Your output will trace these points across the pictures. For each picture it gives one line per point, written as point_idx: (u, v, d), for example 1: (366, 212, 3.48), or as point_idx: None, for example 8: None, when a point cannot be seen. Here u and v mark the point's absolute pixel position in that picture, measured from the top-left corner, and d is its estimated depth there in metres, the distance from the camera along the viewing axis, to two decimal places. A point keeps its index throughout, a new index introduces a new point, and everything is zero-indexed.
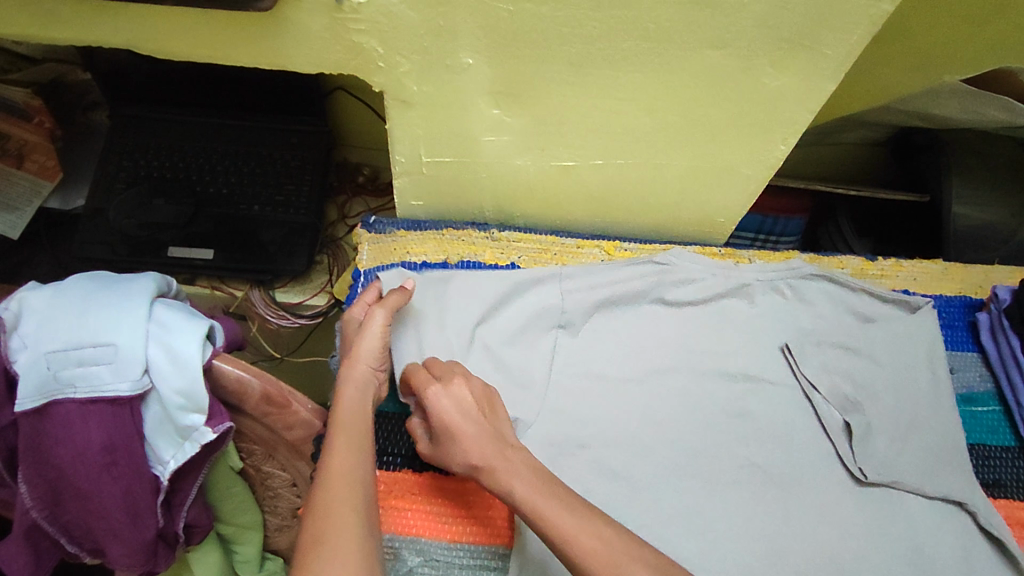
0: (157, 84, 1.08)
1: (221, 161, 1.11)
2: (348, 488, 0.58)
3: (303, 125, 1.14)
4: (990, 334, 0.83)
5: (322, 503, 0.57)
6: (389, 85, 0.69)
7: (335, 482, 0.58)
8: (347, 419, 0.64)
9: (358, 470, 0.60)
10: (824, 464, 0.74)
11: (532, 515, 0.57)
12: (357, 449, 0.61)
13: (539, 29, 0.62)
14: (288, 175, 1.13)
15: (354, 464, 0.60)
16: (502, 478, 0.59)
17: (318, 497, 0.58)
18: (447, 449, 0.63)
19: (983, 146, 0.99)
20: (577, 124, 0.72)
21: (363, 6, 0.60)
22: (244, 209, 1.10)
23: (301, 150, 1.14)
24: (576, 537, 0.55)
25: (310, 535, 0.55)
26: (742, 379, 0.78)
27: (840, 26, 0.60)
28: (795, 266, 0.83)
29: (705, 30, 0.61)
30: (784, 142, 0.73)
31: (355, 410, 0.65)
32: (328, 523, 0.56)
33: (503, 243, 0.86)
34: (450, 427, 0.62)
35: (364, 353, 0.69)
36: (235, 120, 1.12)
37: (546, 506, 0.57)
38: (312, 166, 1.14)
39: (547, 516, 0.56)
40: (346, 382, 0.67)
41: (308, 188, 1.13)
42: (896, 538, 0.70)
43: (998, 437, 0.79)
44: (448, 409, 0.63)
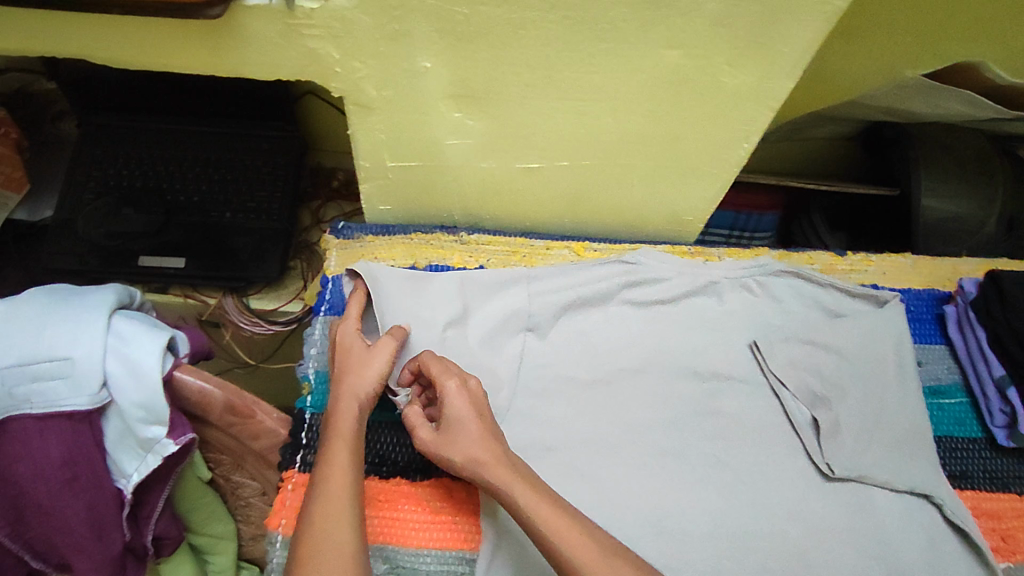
0: (125, 91, 1.07)
1: (192, 168, 1.10)
2: (341, 505, 0.58)
3: (274, 130, 1.13)
4: (958, 327, 0.83)
5: (316, 521, 0.57)
6: (348, 90, 0.68)
7: (330, 500, 0.59)
8: (343, 432, 0.63)
9: (352, 487, 0.60)
10: (792, 461, 0.74)
11: (526, 522, 0.57)
12: (352, 464, 0.62)
13: (494, 32, 0.61)
14: (260, 181, 1.12)
15: (349, 480, 0.60)
16: (503, 483, 0.59)
17: (311, 516, 0.58)
18: (449, 442, 0.62)
19: (949, 139, 1.00)
20: (539, 125, 0.72)
21: (316, 11, 0.59)
22: (216, 216, 1.09)
23: (272, 155, 1.13)
24: (568, 547, 0.55)
25: (305, 552, 0.56)
26: (711, 378, 0.78)
27: (795, 23, 0.59)
28: (763, 262, 0.84)
29: (660, 31, 0.60)
30: (748, 140, 0.73)
31: (354, 419, 0.64)
32: (323, 542, 0.56)
33: (472, 246, 0.86)
34: (461, 419, 0.62)
35: (368, 367, 0.67)
36: (207, 126, 1.12)
37: (542, 512, 0.57)
38: (284, 171, 1.13)
39: (543, 524, 0.56)
40: (343, 394, 0.66)
41: (280, 193, 1.12)
42: (862, 533, 0.71)
43: (966, 428, 0.79)
44: (461, 403, 0.63)
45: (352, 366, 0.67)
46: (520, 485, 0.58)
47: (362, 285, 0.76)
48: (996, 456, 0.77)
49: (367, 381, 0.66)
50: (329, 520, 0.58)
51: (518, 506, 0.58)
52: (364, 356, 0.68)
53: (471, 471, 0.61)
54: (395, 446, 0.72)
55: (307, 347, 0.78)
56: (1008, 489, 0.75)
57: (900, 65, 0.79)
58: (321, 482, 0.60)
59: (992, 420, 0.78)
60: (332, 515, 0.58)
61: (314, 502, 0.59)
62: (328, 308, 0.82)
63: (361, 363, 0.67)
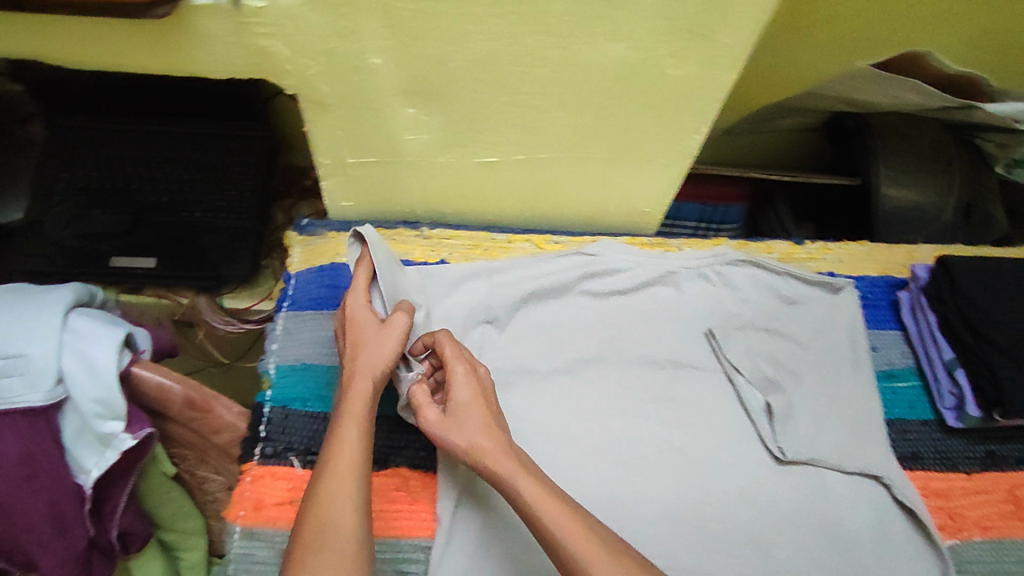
0: (89, 92, 1.06)
1: (161, 169, 1.09)
2: (349, 484, 0.57)
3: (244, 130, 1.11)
4: (912, 313, 0.85)
5: (321, 501, 0.56)
6: (301, 87, 0.69)
7: (337, 480, 0.58)
8: (354, 410, 0.62)
9: (361, 468, 0.59)
10: (746, 448, 0.76)
11: (527, 515, 0.57)
12: (360, 444, 0.61)
13: (440, 27, 0.62)
14: (229, 181, 1.11)
15: (356, 460, 0.59)
16: (507, 474, 0.58)
17: (316, 495, 0.57)
18: (455, 427, 0.61)
19: (909, 129, 1.00)
20: (492, 119, 0.72)
21: (263, 9, 0.60)
22: (185, 216, 1.09)
23: (242, 155, 1.11)
24: (568, 539, 0.55)
25: (307, 535, 0.55)
26: (667, 366, 0.80)
27: (735, 14, 0.60)
28: (720, 252, 0.85)
29: (604, 24, 0.61)
30: (699, 131, 0.74)
31: (365, 396, 0.63)
32: (327, 521, 0.55)
33: (434, 241, 0.87)
34: (468, 405, 0.63)
35: (382, 343, 0.65)
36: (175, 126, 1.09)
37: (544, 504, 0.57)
38: (253, 171, 1.12)
39: (545, 517, 0.56)
40: (357, 370, 0.64)
41: (250, 193, 1.11)
42: (813, 514, 0.73)
43: (918, 411, 0.81)
44: (468, 389, 0.64)
45: (363, 343, 0.65)
46: (525, 477, 0.58)
47: (366, 253, 0.71)
48: (946, 437, 0.79)
49: (380, 358, 0.64)
50: (334, 498, 0.57)
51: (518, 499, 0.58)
52: (377, 333, 0.65)
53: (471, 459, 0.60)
54: None
55: (269, 343, 0.79)
56: (957, 469, 0.77)
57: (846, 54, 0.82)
58: (328, 461, 0.59)
59: (942, 402, 0.79)
60: (337, 496, 0.57)
61: (321, 482, 0.58)
62: (290, 304, 0.82)
63: (374, 340, 0.65)
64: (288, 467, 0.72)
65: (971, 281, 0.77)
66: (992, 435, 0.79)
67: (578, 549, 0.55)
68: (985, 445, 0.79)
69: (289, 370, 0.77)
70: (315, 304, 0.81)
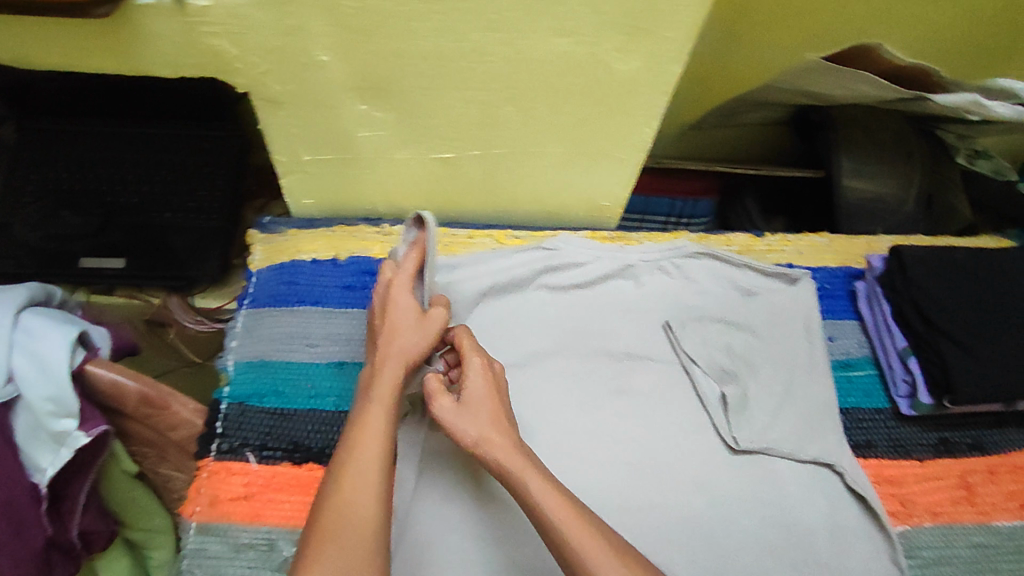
0: (56, 96, 1.05)
1: (134, 170, 1.07)
2: (371, 472, 0.57)
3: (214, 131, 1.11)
4: (868, 302, 0.86)
5: (341, 486, 0.57)
6: (253, 86, 0.69)
7: (358, 467, 0.58)
8: (383, 396, 0.62)
9: (384, 455, 0.59)
10: (701, 438, 0.76)
11: (536, 515, 0.57)
12: (385, 432, 0.61)
13: (383, 25, 0.62)
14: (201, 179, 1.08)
15: (380, 448, 0.59)
16: (517, 470, 0.59)
17: (337, 479, 0.57)
18: (466, 417, 0.62)
19: (871, 122, 1.00)
20: (444, 116, 0.73)
21: (207, 9, 0.60)
22: (156, 215, 1.06)
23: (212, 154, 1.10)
24: (576, 541, 0.55)
25: (326, 518, 0.55)
26: (624, 358, 0.80)
27: (674, 9, 0.61)
28: (678, 245, 0.86)
29: (546, 20, 0.62)
30: (649, 124, 0.75)
31: (393, 383, 0.63)
32: (346, 507, 0.55)
33: (395, 237, 0.87)
34: (480, 399, 0.63)
35: (416, 334, 0.66)
36: (144, 129, 1.09)
37: (553, 502, 0.57)
38: (225, 169, 1.10)
39: (553, 517, 0.56)
40: (389, 355, 0.65)
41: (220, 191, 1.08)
42: (767, 504, 0.73)
43: (873, 400, 0.81)
44: (482, 384, 0.64)
45: (397, 330, 0.66)
46: (535, 475, 0.58)
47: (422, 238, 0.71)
48: (900, 425, 0.80)
49: (411, 347, 0.65)
50: (354, 483, 0.57)
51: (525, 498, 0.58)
52: (415, 322, 0.67)
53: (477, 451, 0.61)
54: (310, 434, 0.74)
55: (228, 339, 0.80)
56: (910, 456, 0.78)
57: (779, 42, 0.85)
58: (350, 446, 0.59)
59: (896, 390, 0.80)
60: (359, 484, 0.57)
61: (342, 467, 0.58)
62: (251, 301, 0.83)
63: (410, 329, 0.66)
64: (243, 462, 0.72)
65: (921, 270, 0.79)
66: (944, 422, 0.80)
67: (584, 549, 0.55)
68: (938, 432, 0.80)
69: (247, 367, 0.78)
70: (273, 301, 0.82)
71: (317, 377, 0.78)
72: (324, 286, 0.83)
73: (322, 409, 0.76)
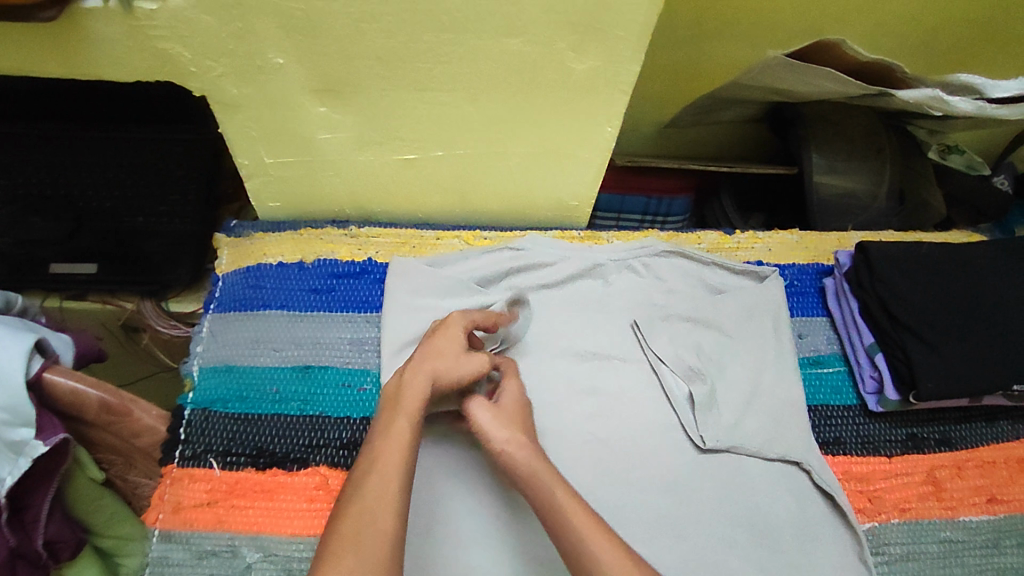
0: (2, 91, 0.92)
1: (98, 173, 0.95)
2: (393, 481, 0.55)
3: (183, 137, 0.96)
4: (836, 298, 0.86)
5: (366, 493, 0.54)
6: (208, 89, 0.68)
7: (381, 477, 0.56)
8: (410, 409, 0.61)
9: (405, 469, 0.57)
10: (669, 438, 0.76)
11: (561, 527, 0.56)
12: (411, 441, 0.59)
13: (335, 27, 0.62)
14: (173, 187, 0.98)
15: (405, 456, 0.58)
16: (545, 480, 0.60)
17: (357, 488, 0.55)
18: (502, 427, 0.64)
19: (842, 119, 1.00)
20: (403, 117, 0.72)
21: (156, 11, 0.60)
22: (128, 222, 0.99)
23: (183, 162, 0.97)
24: (598, 548, 0.54)
25: (346, 522, 0.52)
26: (592, 358, 0.80)
27: (624, 7, 0.61)
28: (647, 244, 0.86)
29: (498, 19, 0.62)
30: (610, 124, 0.75)
31: (420, 396, 0.63)
32: (368, 515, 0.53)
33: (362, 239, 0.87)
34: (512, 416, 0.66)
35: (457, 360, 0.67)
36: (111, 130, 0.95)
37: (574, 508, 0.57)
38: (199, 177, 0.99)
39: (575, 525, 0.56)
40: (423, 369, 0.65)
41: (195, 200, 1.00)
42: (735, 503, 0.73)
43: (842, 397, 0.81)
44: (514, 404, 0.68)
45: (439, 351, 0.67)
46: (561, 486, 0.60)
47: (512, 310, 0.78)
48: (869, 421, 0.80)
49: (453, 368, 0.66)
50: (377, 492, 0.54)
51: (551, 506, 0.58)
52: (455, 348, 0.68)
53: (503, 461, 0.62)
54: (274, 439, 0.74)
55: (194, 343, 0.79)
56: (879, 453, 0.78)
57: (723, 35, 0.92)
58: (374, 458, 0.57)
59: (864, 386, 0.80)
60: (384, 491, 0.54)
61: (364, 474, 0.56)
62: (216, 305, 0.82)
63: (450, 352, 0.67)
64: (206, 469, 0.72)
65: (886, 266, 0.80)
66: (913, 418, 0.80)
67: (604, 558, 0.54)
68: (906, 428, 0.80)
69: (212, 372, 0.78)
70: (239, 305, 0.81)
71: (282, 381, 0.77)
72: (290, 290, 0.83)
73: (287, 414, 0.75)
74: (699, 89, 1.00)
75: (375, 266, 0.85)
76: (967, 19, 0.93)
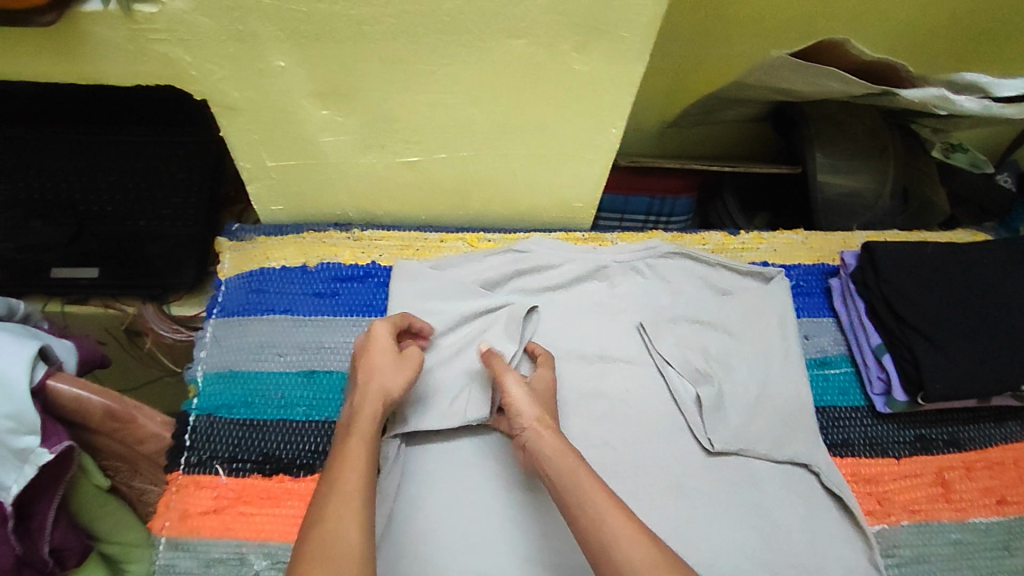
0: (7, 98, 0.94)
1: (102, 176, 0.96)
2: (351, 503, 0.55)
3: (185, 137, 0.99)
4: (842, 299, 0.86)
5: (323, 516, 0.53)
6: (210, 93, 0.68)
7: (341, 502, 0.55)
8: (364, 433, 0.61)
9: (367, 491, 0.57)
10: (676, 441, 0.76)
11: (585, 514, 0.55)
12: (366, 460, 0.59)
13: (337, 29, 0.61)
14: (174, 187, 0.97)
15: (360, 475, 0.57)
16: (570, 460, 0.60)
17: (319, 514, 0.54)
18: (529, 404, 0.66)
19: (844, 118, 0.99)
20: (407, 120, 0.72)
21: (156, 15, 0.59)
22: (131, 224, 0.95)
23: (186, 161, 0.98)
24: (613, 525, 0.54)
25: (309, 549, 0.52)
26: (597, 360, 0.80)
27: (630, 7, 0.61)
28: (652, 245, 0.86)
29: (502, 21, 0.61)
30: (614, 124, 0.74)
31: (371, 415, 0.63)
32: (332, 538, 0.52)
33: (365, 242, 0.86)
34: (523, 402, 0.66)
35: (395, 376, 0.67)
36: (118, 136, 0.97)
37: (585, 483, 0.57)
38: (200, 176, 0.98)
39: (589, 506, 0.56)
40: (371, 393, 0.65)
41: (197, 198, 0.98)
42: (743, 505, 0.72)
43: (849, 398, 0.81)
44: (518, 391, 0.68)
45: (377, 371, 0.67)
46: (578, 465, 0.59)
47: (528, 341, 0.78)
48: (877, 423, 0.79)
49: (391, 381, 0.66)
50: (338, 513, 0.54)
51: (569, 488, 0.58)
52: (391, 364, 0.68)
53: (528, 440, 0.64)
54: (280, 445, 0.73)
55: (199, 349, 0.79)
56: (887, 454, 0.78)
57: (727, 35, 0.91)
58: (333, 482, 0.56)
59: (871, 388, 0.80)
60: (342, 512, 0.54)
61: (322, 497, 0.56)
62: (220, 310, 0.82)
63: (389, 370, 0.67)
64: (212, 476, 0.71)
65: (893, 265, 0.79)
66: (921, 419, 0.80)
67: (620, 535, 0.53)
68: (914, 429, 0.79)
69: (216, 377, 0.77)
70: (243, 310, 0.81)
71: (287, 387, 0.77)
72: (294, 294, 0.82)
73: (292, 420, 0.75)
74: (698, 90, 1.00)
75: (379, 269, 0.85)
76: (972, 19, 0.92)
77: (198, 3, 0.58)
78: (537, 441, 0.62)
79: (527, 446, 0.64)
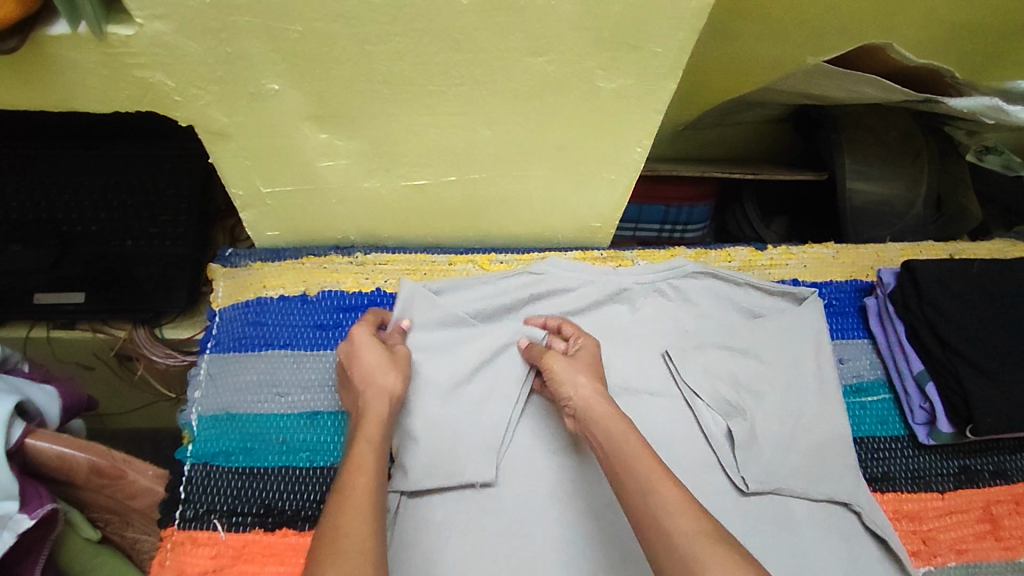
0: None
1: (83, 194, 0.88)
2: (365, 504, 0.52)
3: (171, 151, 0.92)
4: (879, 321, 0.81)
5: (335, 514, 0.51)
6: (196, 118, 0.61)
7: (351, 500, 0.52)
8: (369, 435, 0.59)
9: (376, 488, 0.54)
10: (707, 477, 0.71)
11: (641, 497, 0.52)
12: (377, 464, 0.56)
13: (338, 50, 0.55)
14: (162, 205, 0.90)
15: (373, 480, 0.55)
16: (619, 429, 0.58)
17: (330, 515, 0.51)
18: (576, 372, 0.65)
19: (875, 120, 0.92)
20: (414, 143, 0.66)
21: (133, 39, 0.53)
22: (116, 245, 0.87)
23: (173, 177, 0.90)
24: (663, 490, 0.51)
25: (319, 549, 0.49)
26: (619, 393, 0.74)
27: (664, 21, 0.55)
28: (676, 265, 0.80)
29: (520, 38, 0.55)
30: (640, 144, 0.68)
31: (379, 416, 0.61)
32: (342, 535, 0.49)
33: (369, 267, 0.80)
34: (573, 378, 0.64)
35: (390, 373, 0.64)
36: (98, 150, 0.90)
37: (634, 449, 0.55)
38: (189, 192, 0.90)
39: (637, 463, 0.54)
40: (371, 395, 0.63)
41: (186, 215, 0.90)
42: (780, 547, 0.67)
43: (888, 427, 0.76)
44: (562, 367, 0.65)
45: (371, 372, 0.64)
46: (629, 433, 0.57)
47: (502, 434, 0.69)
48: (918, 453, 0.75)
49: (391, 383, 0.64)
50: (354, 513, 0.51)
51: (616, 454, 0.56)
52: (384, 362, 0.65)
53: (580, 406, 0.62)
54: (283, 496, 0.69)
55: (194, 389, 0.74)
56: (931, 488, 0.73)
57: (754, 38, 0.84)
58: (342, 480, 0.54)
59: (913, 417, 0.75)
60: (352, 512, 0.51)
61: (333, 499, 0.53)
62: (213, 345, 0.76)
63: (383, 368, 0.65)
64: (211, 532, 0.67)
65: (935, 285, 0.74)
66: (964, 449, 0.76)
67: (668, 502, 0.51)
68: (958, 459, 0.75)
69: (212, 421, 0.72)
70: (239, 345, 0.76)
71: (289, 430, 0.72)
72: (295, 327, 0.77)
73: (295, 467, 0.70)
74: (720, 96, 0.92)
75: (384, 297, 0.79)
76: (1015, 18, 0.86)
77: (179, 24, 0.52)
78: (587, 412, 0.61)
79: (577, 414, 0.63)
